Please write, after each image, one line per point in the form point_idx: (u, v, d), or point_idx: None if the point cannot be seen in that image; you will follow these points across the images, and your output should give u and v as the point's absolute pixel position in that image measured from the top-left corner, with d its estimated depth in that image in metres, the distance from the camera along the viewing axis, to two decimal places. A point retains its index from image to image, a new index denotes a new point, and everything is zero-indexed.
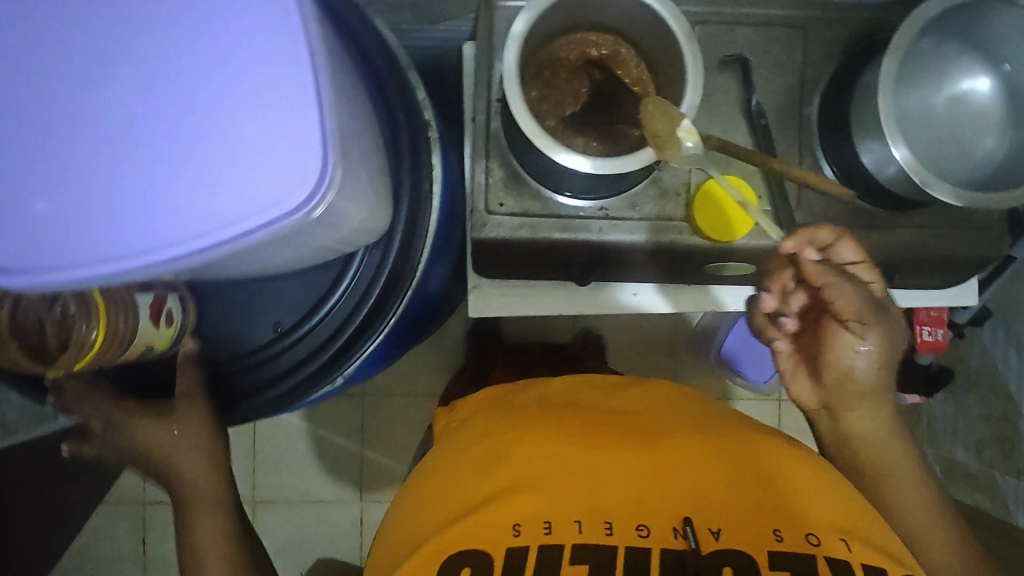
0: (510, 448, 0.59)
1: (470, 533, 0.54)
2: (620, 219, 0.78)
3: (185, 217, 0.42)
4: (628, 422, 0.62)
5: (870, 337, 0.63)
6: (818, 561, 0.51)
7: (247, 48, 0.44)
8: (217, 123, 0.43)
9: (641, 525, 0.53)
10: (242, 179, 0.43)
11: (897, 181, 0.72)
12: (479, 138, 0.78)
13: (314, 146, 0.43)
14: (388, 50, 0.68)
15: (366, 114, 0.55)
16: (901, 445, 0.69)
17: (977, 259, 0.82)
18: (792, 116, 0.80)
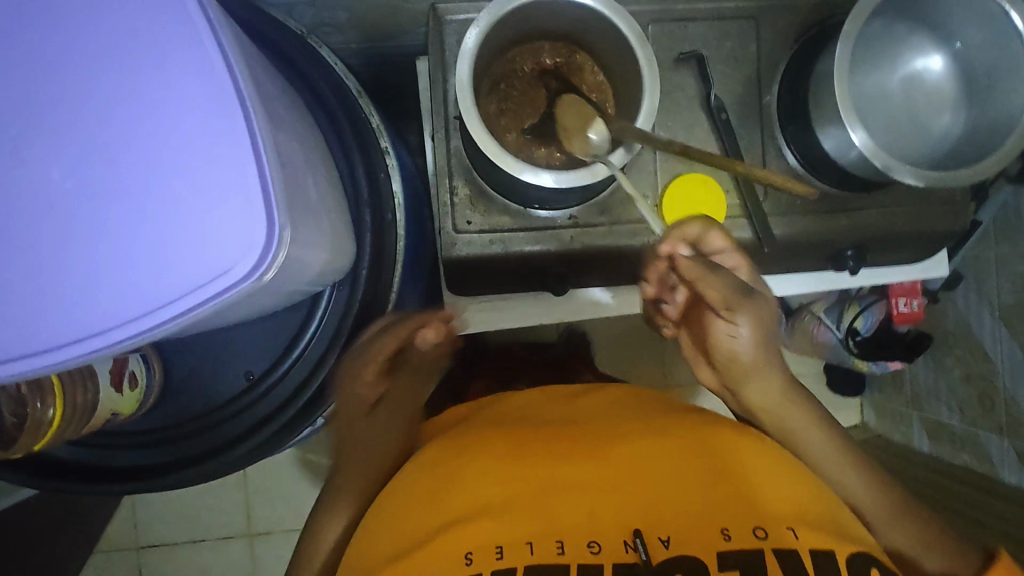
0: (457, 474, 0.58)
1: (422, 564, 0.52)
2: (590, 226, 0.77)
3: (135, 294, 0.41)
4: (574, 432, 0.62)
5: (743, 322, 0.66)
6: (767, 555, 0.52)
7: (182, 108, 0.42)
8: (159, 192, 0.42)
9: (593, 541, 0.53)
10: (188, 249, 0.41)
11: (860, 164, 0.73)
12: (440, 157, 0.76)
13: (257, 207, 0.40)
14: (336, 79, 0.67)
15: (317, 154, 0.53)
16: (799, 411, 0.70)
17: (944, 232, 0.82)
18: (752, 107, 0.80)
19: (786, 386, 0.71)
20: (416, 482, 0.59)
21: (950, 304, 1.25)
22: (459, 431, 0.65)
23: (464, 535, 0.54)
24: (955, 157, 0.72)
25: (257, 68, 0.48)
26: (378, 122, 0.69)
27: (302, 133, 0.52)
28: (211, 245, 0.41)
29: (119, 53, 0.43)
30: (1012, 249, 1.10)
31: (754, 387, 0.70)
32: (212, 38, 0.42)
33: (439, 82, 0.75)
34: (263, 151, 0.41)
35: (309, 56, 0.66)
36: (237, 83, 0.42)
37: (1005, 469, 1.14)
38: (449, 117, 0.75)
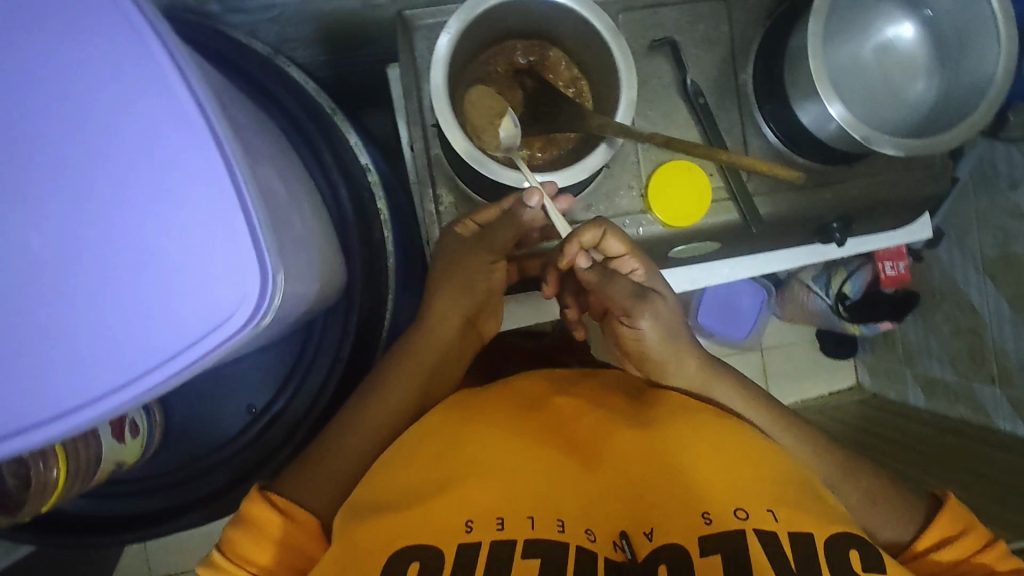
0: (458, 442, 0.53)
1: (412, 526, 0.47)
2: (579, 222, 0.77)
3: (135, 354, 0.40)
4: (567, 418, 0.58)
5: (643, 318, 0.66)
6: (747, 536, 0.46)
7: (160, 157, 0.41)
8: (150, 247, 0.41)
9: (586, 528, 0.47)
10: (184, 303, 0.40)
11: (837, 137, 0.73)
12: (421, 166, 0.75)
13: (247, 254, 0.39)
14: (309, 99, 0.65)
15: (299, 184, 0.52)
16: (725, 388, 0.67)
17: (927, 196, 0.83)
18: (730, 88, 0.80)
19: (706, 368, 0.67)
20: (408, 455, 0.54)
21: (935, 263, 1.26)
22: (453, 405, 0.60)
23: (460, 503, 0.48)
24: (933, 122, 0.72)
25: (230, 103, 0.47)
26: (356, 141, 0.67)
27: (282, 165, 0.51)
28: (205, 298, 0.40)
29: (87, 105, 0.41)
30: (991, 203, 1.11)
31: (676, 373, 0.66)
32: (182, 80, 0.40)
33: (413, 91, 0.74)
34: (247, 194, 0.40)
35: (279, 79, 0.64)
36: (213, 126, 0.40)
37: (1001, 418, 1.15)
38: (426, 125, 0.74)
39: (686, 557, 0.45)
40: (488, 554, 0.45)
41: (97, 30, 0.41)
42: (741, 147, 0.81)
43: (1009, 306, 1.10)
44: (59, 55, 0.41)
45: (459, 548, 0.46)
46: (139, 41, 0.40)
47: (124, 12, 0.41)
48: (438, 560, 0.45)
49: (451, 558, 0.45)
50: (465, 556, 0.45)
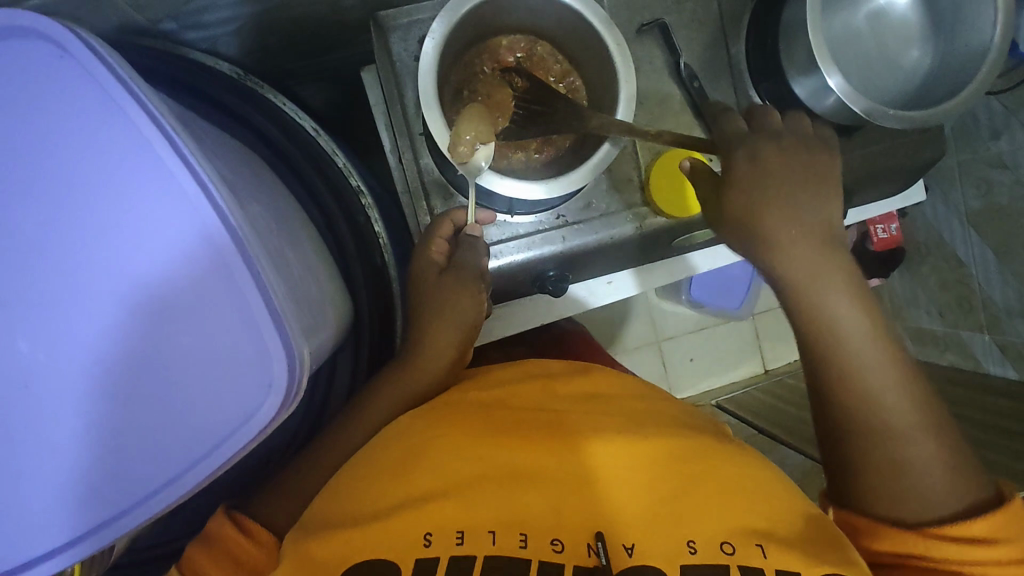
0: (430, 446, 0.49)
1: (368, 540, 0.43)
2: (581, 222, 0.74)
3: (164, 455, 0.38)
4: (554, 416, 0.52)
5: (767, 202, 0.54)
6: (730, 573, 0.42)
7: (155, 235, 0.37)
8: (159, 337, 0.37)
9: (555, 538, 0.44)
10: (209, 397, 0.38)
11: (833, 110, 0.70)
12: (412, 178, 0.71)
13: (270, 337, 0.37)
14: (289, 125, 0.64)
15: (300, 228, 0.49)
16: (841, 292, 0.53)
17: (922, 161, 0.82)
18: (722, 68, 0.77)
19: (830, 258, 0.54)
20: (381, 459, 0.49)
21: (918, 218, 1.25)
22: (440, 405, 0.55)
23: (425, 513, 0.44)
24: (931, 88, 0.69)
25: (217, 150, 0.42)
26: (345, 163, 0.64)
27: (279, 209, 0.47)
28: (231, 390, 0.38)
29: (63, 186, 0.36)
30: (972, 155, 1.09)
31: (792, 241, 0.54)
32: (166, 140, 0.36)
33: (396, 100, 0.69)
34: (258, 263, 0.37)
35: (266, 114, 0.63)
36: (208, 187, 0.36)
37: (990, 362, 1.12)
38: (413, 135, 0.69)
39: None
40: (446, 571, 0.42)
41: (66, 97, 0.36)
42: None
43: (995, 256, 1.09)
44: (26, 134, 0.36)
45: (417, 563, 0.42)
46: (112, 103, 0.36)
47: (88, 71, 0.36)
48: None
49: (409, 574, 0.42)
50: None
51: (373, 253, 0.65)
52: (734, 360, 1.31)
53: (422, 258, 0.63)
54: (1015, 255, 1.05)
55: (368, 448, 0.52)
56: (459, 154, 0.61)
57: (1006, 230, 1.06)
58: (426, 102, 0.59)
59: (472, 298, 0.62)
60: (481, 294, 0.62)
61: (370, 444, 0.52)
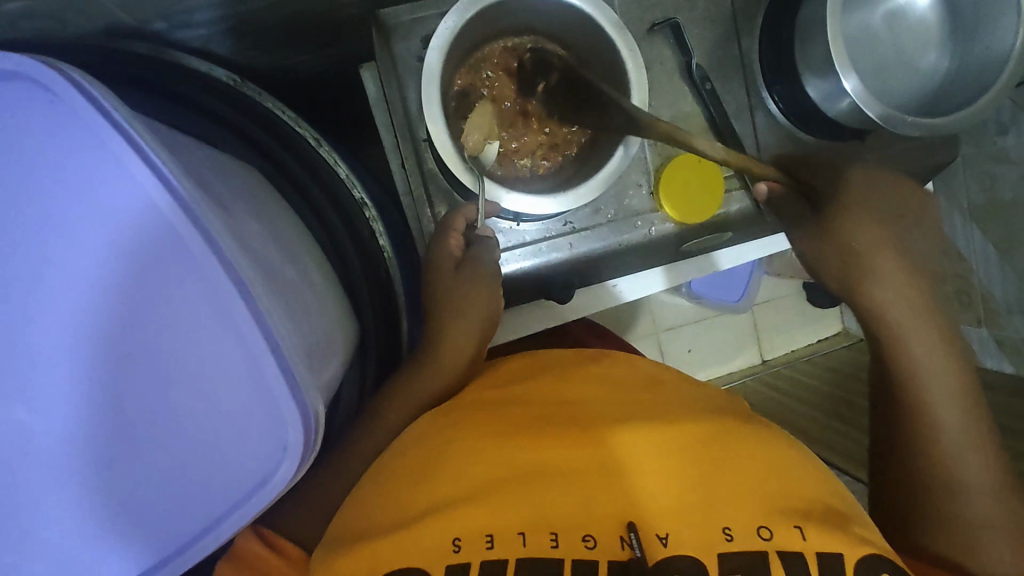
0: (448, 451, 0.46)
1: (395, 550, 0.40)
2: (589, 229, 0.72)
3: (179, 517, 0.36)
4: (570, 410, 0.50)
5: (860, 236, 0.58)
6: (771, 560, 0.40)
7: (157, 286, 0.34)
8: (165, 397, 0.35)
9: (587, 533, 0.40)
10: (222, 459, 0.36)
11: (847, 113, 0.69)
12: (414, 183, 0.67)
13: (281, 396, 0.34)
14: (288, 134, 0.61)
15: (297, 240, 0.46)
16: (926, 337, 0.55)
17: (933, 165, 0.80)
18: (734, 68, 0.75)
19: (920, 304, 0.56)
20: (396, 471, 0.46)
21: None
22: (448, 409, 0.52)
23: (448, 518, 0.41)
24: (950, 91, 0.68)
25: (217, 181, 0.39)
26: (347, 174, 0.62)
27: (282, 234, 0.44)
28: (246, 451, 0.36)
29: (55, 240, 0.33)
30: (975, 149, 0.94)
31: (875, 278, 0.57)
32: (159, 182, 0.33)
33: (397, 102, 0.66)
34: (266, 314, 0.34)
35: (263, 125, 0.60)
36: (209, 232, 0.33)
37: (988, 357, 0.99)
38: (417, 140, 0.66)
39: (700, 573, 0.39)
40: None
41: (37, 123, 0.33)
42: (751, 131, 0.75)
43: (998, 253, 0.94)
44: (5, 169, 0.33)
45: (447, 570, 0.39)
46: (98, 142, 0.33)
47: (67, 108, 0.33)
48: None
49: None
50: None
51: (379, 271, 0.63)
52: (732, 352, 1.28)
53: (443, 251, 0.61)
54: (1017, 252, 0.92)
55: (384, 459, 0.49)
56: (467, 142, 0.62)
57: (1014, 227, 0.91)
58: (428, 109, 0.58)
59: (489, 293, 0.61)
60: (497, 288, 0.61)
61: (385, 454, 0.49)
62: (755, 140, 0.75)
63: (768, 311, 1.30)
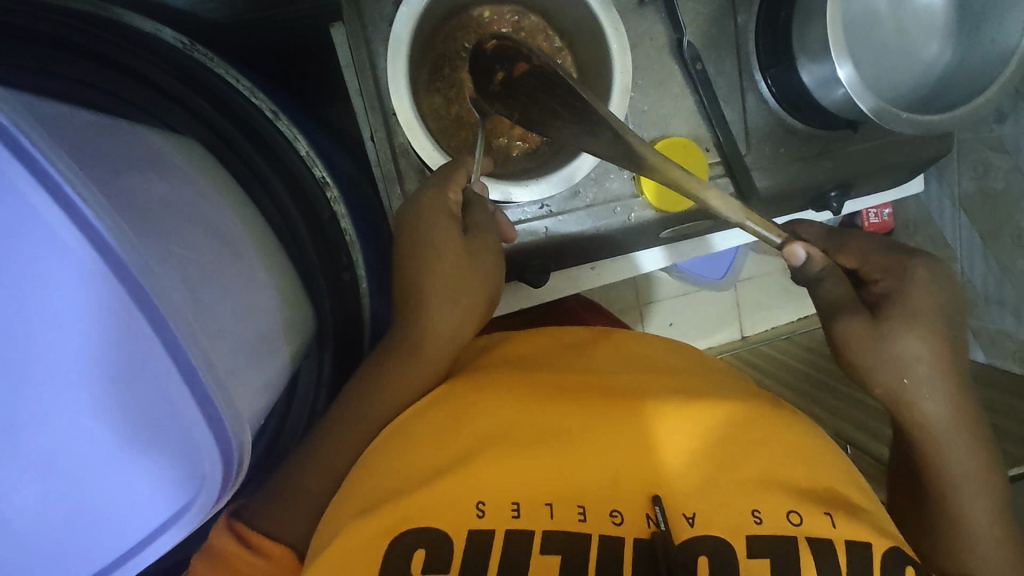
0: (475, 409, 0.42)
1: (417, 505, 0.36)
2: (567, 213, 0.69)
3: (72, 558, 0.30)
4: (596, 380, 0.45)
5: (910, 341, 0.45)
6: (799, 545, 0.36)
7: (23, 294, 0.26)
8: (41, 428, 0.27)
9: (614, 508, 0.37)
10: (124, 494, 0.29)
11: (842, 103, 0.65)
12: (384, 159, 0.63)
13: (196, 429, 0.28)
14: (234, 105, 0.54)
15: (230, 226, 0.41)
16: (969, 455, 0.44)
17: (927, 157, 0.77)
18: (727, 48, 0.71)
19: (965, 418, 0.44)
20: (412, 430, 0.42)
21: (912, 199, 1.05)
22: (471, 370, 0.48)
23: (469, 480, 0.37)
24: (951, 86, 0.64)
25: (118, 156, 0.33)
26: (307, 151, 0.55)
27: (218, 218, 0.40)
28: (164, 479, 0.29)
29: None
30: (972, 134, 0.89)
31: (909, 372, 0.44)
32: (17, 161, 0.24)
33: (367, 72, 0.61)
34: (178, 333, 0.27)
35: (208, 96, 0.53)
36: (92, 227, 0.26)
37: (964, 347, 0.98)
38: (387, 115, 0.61)
39: (725, 554, 0.36)
40: (504, 547, 0.36)
41: None
42: (740, 115, 0.72)
43: (982, 242, 0.92)
44: None
45: (472, 534, 0.36)
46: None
47: None
48: (449, 551, 0.35)
49: (462, 548, 0.35)
50: (479, 551, 0.35)
51: (340, 258, 0.58)
52: (712, 328, 1.27)
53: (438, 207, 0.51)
54: (1002, 243, 0.89)
55: (402, 417, 0.45)
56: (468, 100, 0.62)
57: (1001, 219, 0.88)
58: (392, 75, 0.55)
59: (482, 276, 0.51)
60: (498, 262, 0.53)
61: (403, 414, 0.45)
62: (743, 124, 0.72)
63: (750, 288, 1.29)
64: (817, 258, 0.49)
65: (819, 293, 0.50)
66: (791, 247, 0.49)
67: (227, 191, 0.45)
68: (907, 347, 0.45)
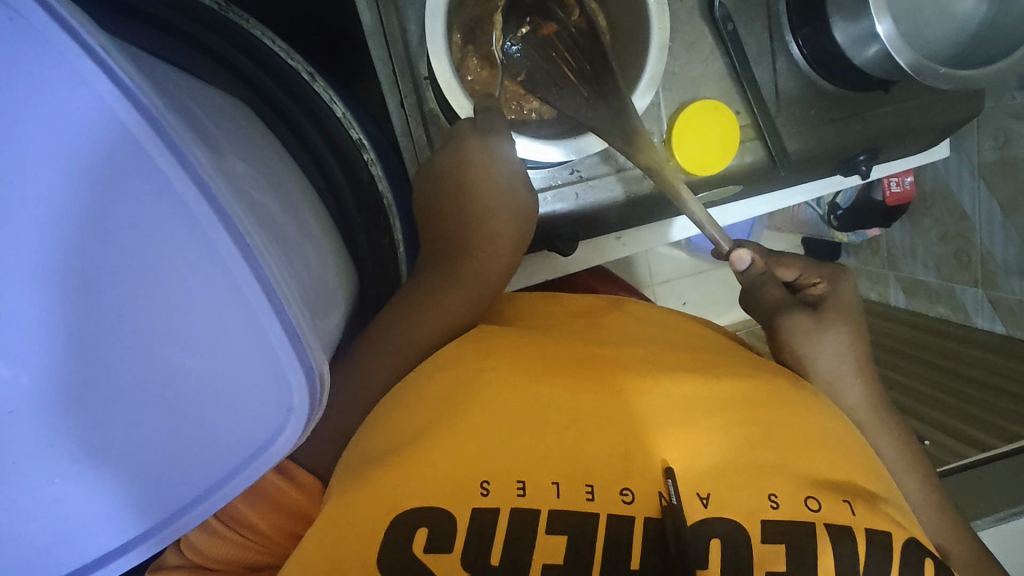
0: (480, 380, 0.39)
1: (418, 484, 0.34)
2: (597, 178, 0.68)
3: (173, 479, 0.31)
4: (609, 348, 0.43)
5: (836, 332, 0.50)
6: (817, 533, 0.33)
7: (143, 228, 0.28)
8: (158, 352, 0.29)
9: (624, 486, 0.34)
10: (221, 421, 0.31)
11: (876, 62, 0.64)
12: (414, 123, 0.62)
13: (281, 353, 0.28)
14: (274, 64, 0.53)
15: (274, 173, 0.40)
16: (885, 428, 0.48)
17: (957, 121, 0.77)
18: (758, 9, 0.69)
19: (880, 397, 0.50)
20: (413, 403, 0.39)
21: (929, 168, 1.01)
22: (482, 334, 0.45)
23: (471, 456, 0.35)
24: (986, 45, 0.63)
25: (187, 103, 0.33)
26: (344, 113, 0.55)
27: (273, 173, 0.40)
28: (248, 408, 0.30)
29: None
30: (994, 101, 0.86)
31: (845, 361, 0.49)
32: (128, 102, 0.26)
33: (398, 35, 0.60)
34: (264, 263, 0.28)
35: (254, 57, 0.52)
36: (189, 162, 0.27)
37: (978, 317, 0.95)
38: (418, 78, 0.61)
39: (739, 539, 0.33)
40: (508, 530, 0.33)
41: None
42: (771, 77, 0.71)
43: (1002, 213, 0.88)
44: None
45: (476, 515, 0.33)
46: (44, 44, 0.25)
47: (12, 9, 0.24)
48: (451, 531, 0.32)
49: (467, 529, 0.33)
50: (482, 530, 0.33)
51: (381, 221, 0.58)
52: (726, 305, 1.26)
53: (477, 162, 0.49)
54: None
55: (404, 385, 0.42)
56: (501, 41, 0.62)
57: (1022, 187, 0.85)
58: (430, 34, 0.55)
59: (522, 231, 0.51)
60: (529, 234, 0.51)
61: (406, 382, 0.42)
62: (774, 85, 0.71)
63: None
64: (759, 265, 0.51)
65: (769, 292, 0.52)
66: (737, 253, 0.51)
67: (273, 146, 0.45)
68: (838, 341, 0.50)
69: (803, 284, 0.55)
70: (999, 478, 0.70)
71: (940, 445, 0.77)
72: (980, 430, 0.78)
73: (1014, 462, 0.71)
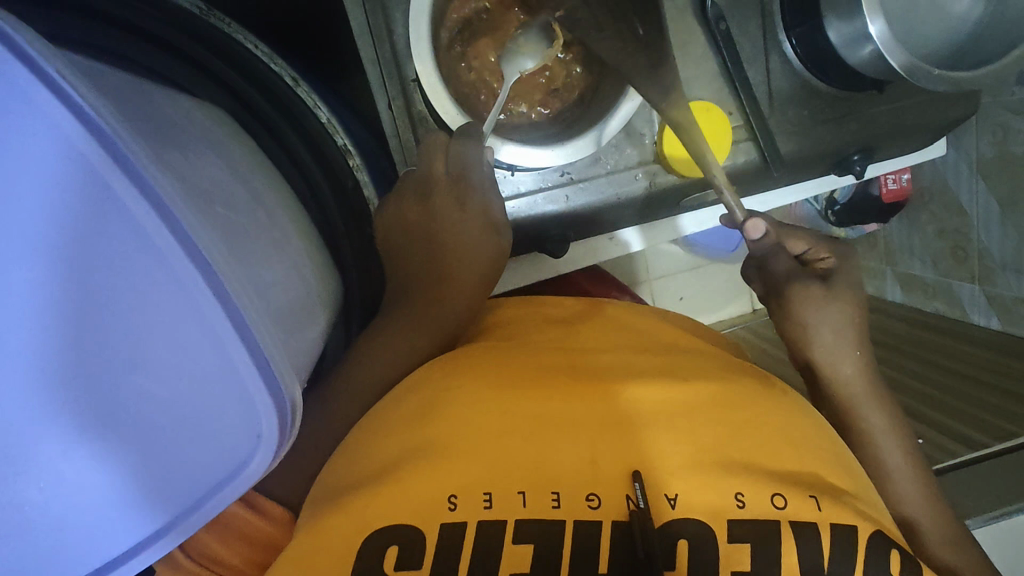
0: (450, 396, 0.39)
1: (389, 502, 0.34)
2: (588, 180, 0.67)
3: (148, 503, 0.31)
4: (583, 358, 0.43)
5: (839, 306, 0.50)
6: (782, 530, 0.33)
7: (107, 256, 0.27)
8: (125, 379, 0.29)
9: (590, 492, 0.34)
10: (195, 445, 0.31)
11: (870, 61, 0.63)
12: (402, 126, 0.61)
13: (245, 372, 0.28)
14: (255, 71, 0.53)
15: (249, 185, 0.40)
16: (880, 412, 0.48)
17: (951, 121, 0.76)
18: (752, 7, 0.68)
19: (876, 381, 0.50)
20: (387, 422, 0.39)
21: (927, 164, 0.99)
22: (457, 353, 0.45)
23: (439, 471, 0.34)
24: (982, 44, 0.63)
25: (156, 122, 0.33)
26: (329, 118, 0.55)
27: (251, 188, 0.40)
28: (220, 433, 0.30)
29: None
30: (993, 97, 0.85)
31: (843, 335, 0.50)
32: (86, 130, 0.25)
33: (384, 37, 0.59)
34: (232, 292, 0.28)
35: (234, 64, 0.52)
36: (151, 188, 0.26)
37: (976, 314, 0.95)
38: (405, 80, 0.60)
39: (706, 538, 0.33)
40: (475, 542, 0.33)
41: None
42: (763, 77, 0.70)
43: (1000, 209, 0.88)
44: None
45: (445, 531, 0.33)
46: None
47: None
48: (420, 546, 0.33)
49: (436, 544, 0.33)
50: (451, 545, 0.33)
51: (365, 229, 0.57)
52: (723, 301, 1.26)
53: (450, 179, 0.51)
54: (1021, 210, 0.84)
55: (381, 405, 0.42)
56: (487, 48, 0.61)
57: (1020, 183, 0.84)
58: (414, 38, 0.55)
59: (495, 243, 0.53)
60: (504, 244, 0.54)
61: (382, 402, 0.42)
62: (767, 85, 0.70)
63: None
64: (772, 236, 0.52)
65: (776, 263, 0.53)
66: (752, 221, 0.52)
67: (252, 156, 0.45)
68: (840, 315, 0.50)
69: (812, 258, 0.55)
70: (993, 476, 0.70)
71: (935, 444, 0.77)
72: (976, 428, 0.78)
73: (1008, 460, 0.70)
